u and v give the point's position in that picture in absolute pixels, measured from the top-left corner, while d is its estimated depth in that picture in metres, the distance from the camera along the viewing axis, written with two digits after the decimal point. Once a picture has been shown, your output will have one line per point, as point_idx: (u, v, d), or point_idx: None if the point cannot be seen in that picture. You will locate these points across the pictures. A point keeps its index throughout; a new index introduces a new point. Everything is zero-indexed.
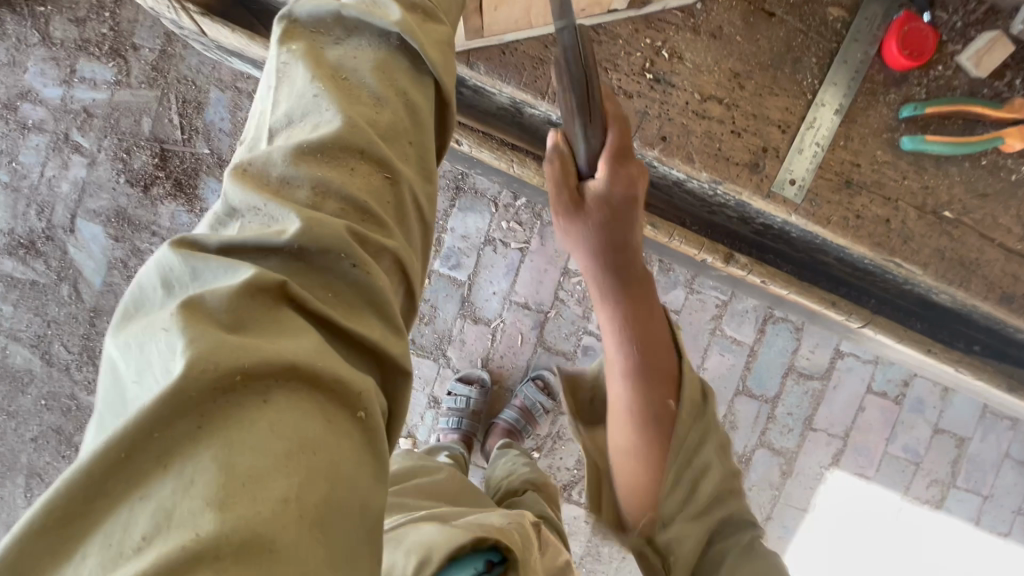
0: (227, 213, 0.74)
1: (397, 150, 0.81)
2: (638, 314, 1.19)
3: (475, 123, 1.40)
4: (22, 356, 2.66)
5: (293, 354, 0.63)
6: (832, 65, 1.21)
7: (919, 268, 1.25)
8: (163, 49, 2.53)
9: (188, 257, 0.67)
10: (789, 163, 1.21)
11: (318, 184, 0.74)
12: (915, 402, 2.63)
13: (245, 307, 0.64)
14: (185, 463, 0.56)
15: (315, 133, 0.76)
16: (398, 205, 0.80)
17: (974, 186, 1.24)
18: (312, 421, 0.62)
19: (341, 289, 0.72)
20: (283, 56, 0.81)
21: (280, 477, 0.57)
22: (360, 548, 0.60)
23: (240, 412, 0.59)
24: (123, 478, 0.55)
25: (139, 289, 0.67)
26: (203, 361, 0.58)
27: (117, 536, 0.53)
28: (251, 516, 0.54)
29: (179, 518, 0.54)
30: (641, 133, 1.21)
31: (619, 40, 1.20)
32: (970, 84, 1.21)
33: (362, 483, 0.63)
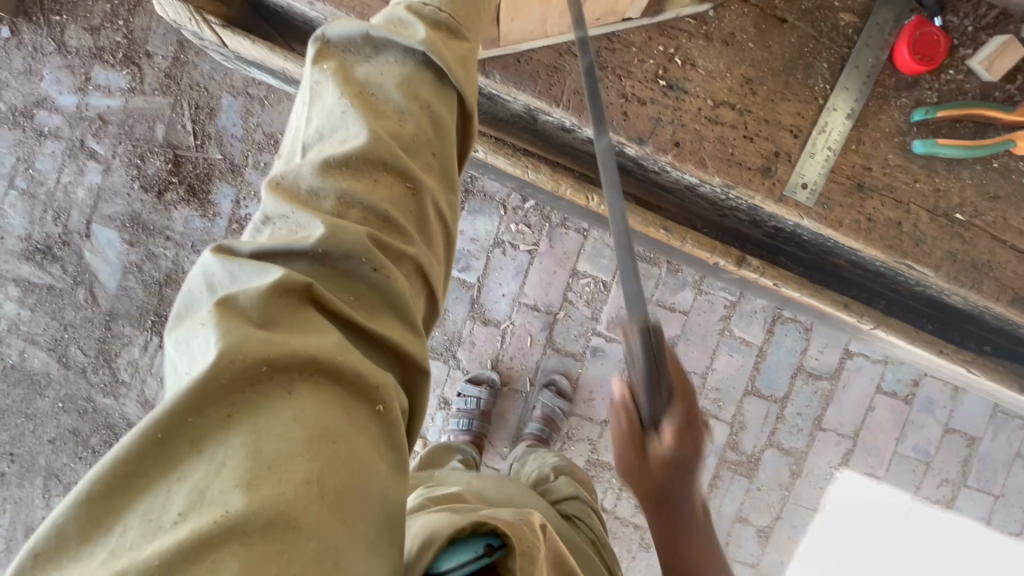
0: (262, 222, 0.76)
1: (419, 162, 0.85)
2: (699, 473, 0.98)
3: (489, 130, 1.42)
4: (40, 359, 2.71)
5: (317, 350, 0.66)
6: (843, 70, 1.23)
7: (931, 270, 1.26)
8: (176, 57, 2.56)
9: (228, 262, 0.70)
10: (801, 168, 1.23)
11: (344, 195, 0.77)
12: (925, 401, 2.64)
13: (271, 305, 0.66)
14: (216, 446, 0.58)
15: (343, 146, 0.79)
16: (420, 215, 0.83)
17: (985, 189, 1.25)
18: (334, 411, 0.64)
19: (364, 291, 0.75)
20: (315, 74, 0.83)
21: (304, 461, 0.60)
22: (375, 530, 0.63)
23: (267, 401, 0.62)
24: (158, 460, 0.58)
25: (189, 293, 0.70)
26: (233, 353, 0.61)
27: (152, 514, 0.55)
28: (277, 496, 0.57)
29: (210, 498, 0.56)
30: (654, 138, 1.22)
31: (632, 48, 1.22)
32: (981, 87, 1.22)
33: (378, 470, 0.66)
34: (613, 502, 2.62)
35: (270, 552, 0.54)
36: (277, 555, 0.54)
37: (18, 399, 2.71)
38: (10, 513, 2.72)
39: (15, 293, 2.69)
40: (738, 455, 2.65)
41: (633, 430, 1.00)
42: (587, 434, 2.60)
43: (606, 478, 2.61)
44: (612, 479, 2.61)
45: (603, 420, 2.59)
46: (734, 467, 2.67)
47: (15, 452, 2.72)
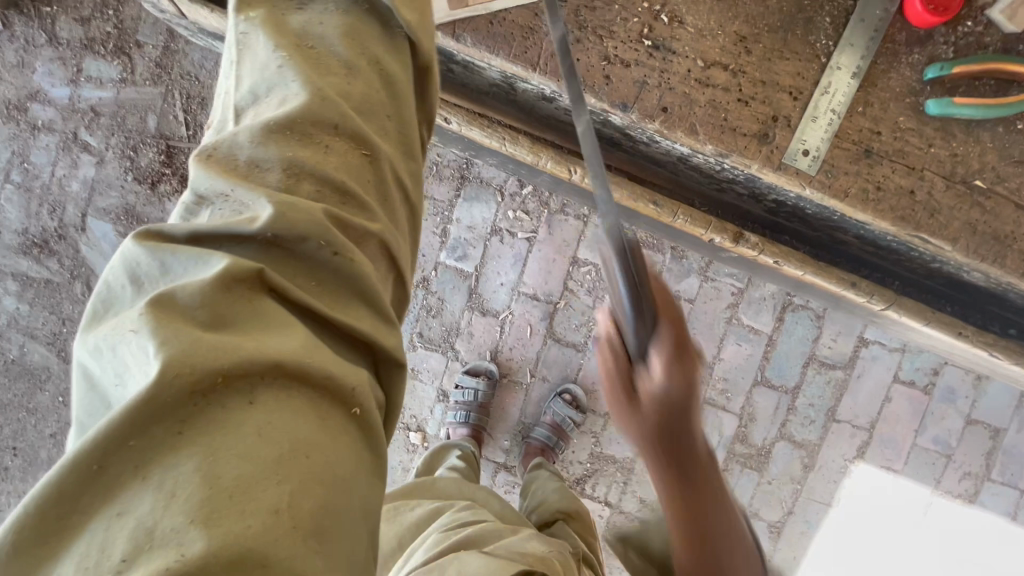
0: (194, 202, 0.64)
1: (374, 124, 0.74)
2: (694, 409, 0.93)
3: (469, 103, 1.35)
4: (39, 354, 2.70)
5: (280, 351, 0.56)
6: (847, 24, 1.11)
7: (948, 243, 1.15)
8: (166, 46, 2.51)
9: (157, 250, 0.59)
10: (801, 133, 1.12)
11: (291, 166, 0.66)
12: (946, 391, 2.50)
13: (221, 301, 0.57)
14: (164, 473, 0.50)
15: (282, 107, 0.68)
16: (380, 185, 0.72)
17: (1009, 152, 1.13)
18: (302, 422, 0.56)
19: (326, 277, 0.64)
20: (241, 25, 0.73)
21: (272, 485, 0.52)
22: (359, 554, 0.56)
23: (224, 416, 0.53)
24: (96, 493, 0.49)
25: (106, 287, 0.59)
26: (180, 365, 0.52)
27: (91, 560, 0.47)
28: (241, 531, 0.48)
29: (159, 538, 0.47)
30: (640, 104, 1.13)
31: (614, 6, 1.12)
32: (1003, 40, 1.11)
33: (359, 485, 0.58)
34: (617, 498, 2.53)
35: None
36: None
37: (19, 394, 2.71)
38: (14, 507, 2.73)
39: (14, 287, 2.68)
40: (748, 448, 2.55)
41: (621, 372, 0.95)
42: (590, 427, 2.51)
43: (610, 472, 2.52)
44: (616, 473, 2.52)
45: (606, 413, 2.51)
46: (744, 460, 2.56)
47: (17, 446, 2.72)
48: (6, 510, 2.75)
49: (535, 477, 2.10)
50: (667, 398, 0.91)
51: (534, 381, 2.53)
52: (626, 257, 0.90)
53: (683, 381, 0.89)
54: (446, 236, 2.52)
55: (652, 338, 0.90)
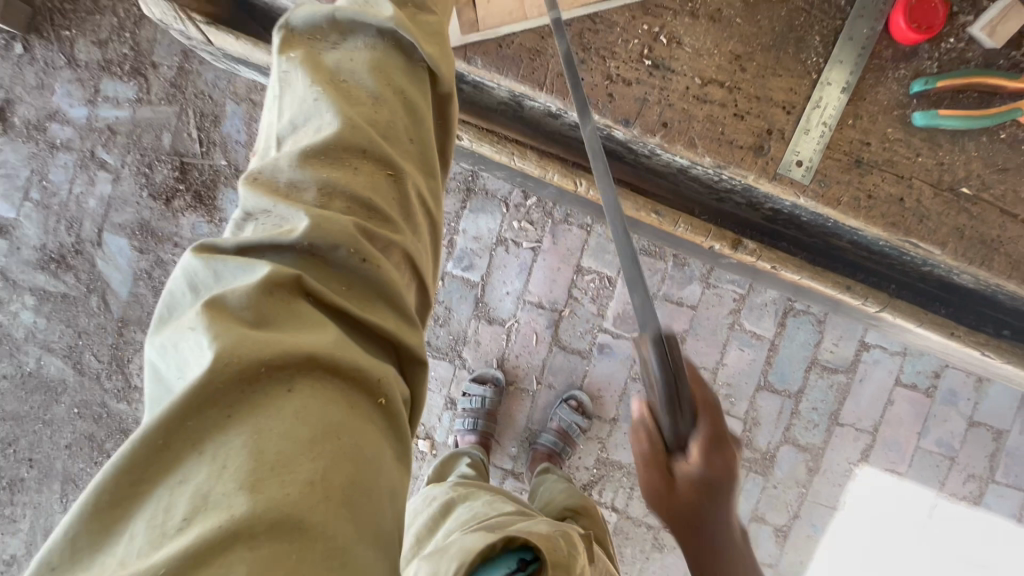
0: (242, 218, 0.71)
1: (398, 149, 0.80)
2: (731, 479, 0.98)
3: (478, 119, 1.42)
4: (56, 366, 2.76)
5: (315, 345, 0.62)
6: (836, 42, 1.18)
7: (937, 247, 1.20)
8: (181, 67, 2.60)
9: (209, 260, 0.65)
10: (795, 145, 1.19)
11: (325, 186, 0.72)
12: (947, 394, 2.54)
13: (263, 301, 0.63)
14: (217, 447, 0.56)
15: (318, 135, 0.74)
16: (404, 202, 0.78)
17: (992, 161, 1.19)
18: (335, 407, 0.62)
19: (356, 282, 0.71)
20: (283, 64, 0.80)
21: (308, 460, 0.57)
22: (386, 526, 0.61)
23: (266, 400, 0.59)
24: (159, 464, 0.55)
25: (172, 295, 0.65)
26: (228, 355, 0.58)
27: (158, 519, 0.53)
28: (281, 497, 0.54)
29: (214, 502, 0.53)
30: (642, 120, 1.20)
31: (616, 28, 1.19)
32: (984, 55, 1.17)
33: (384, 466, 0.64)
34: (624, 503, 2.57)
35: (278, 554, 0.52)
36: (286, 558, 0.52)
37: (35, 406, 2.77)
38: (30, 518, 2.77)
39: (32, 302, 2.75)
40: (753, 452, 2.58)
41: (654, 450, 0.99)
42: (596, 433, 2.55)
43: (617, 477, 2.56)
44: (622, 478, 2.56)
45: (612, 418, 2.55)
46: (748, 464, 2.60)
47: (33, 458, 2.77)
48: (22, 521, 2.79)
49: (542, 481, 2.13)
50: (703, 479, 0.96)
51: (540, 387, 2.58)
52: (664, 352, 0.95)
53: (718, 468, 0.96)
54: (453, 247, 2.58)
55: (689, 428, 0.96)
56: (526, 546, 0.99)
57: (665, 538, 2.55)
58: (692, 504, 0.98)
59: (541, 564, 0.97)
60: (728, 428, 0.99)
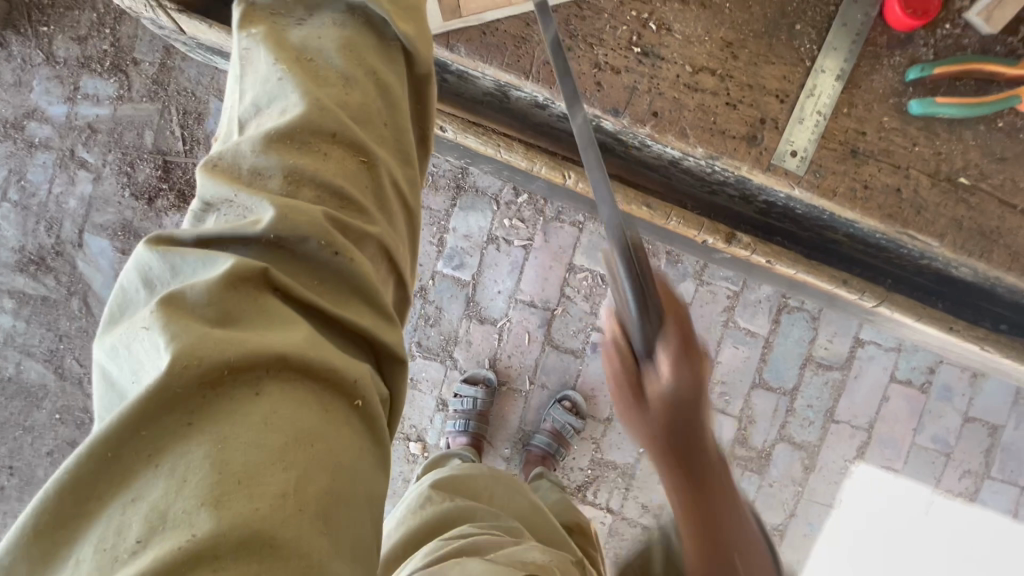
0: (202, 209, 0.67)
1: (372, 133, 0.75)
2: (706, 411, 0.95)
3: (463, 111, 1.37)
4: (36, 371, 2.69)
5: (284, 345, 0.57)
6: (830, 29, 1.15)
7: (935, 239, 1.17)
8: (162, 63, 2.54)
9: (167, 253, 0.60)
10: (789, 134, 1.15)
11: (292, 172, 0.67)
12: (942, 390, 2.52)
13: (227, 299, 0.58)
14: (176, 459, 0.51)
15: (282, 117, 0.69)
16: (377, 191, 0.73)
17: (991, 150, 1.16)
18: (307, 412, 0.56)
19: (326, 276, 0.65)
20: (243, 41, 0.75)
21: (277, 472, 0.52)
22: (365, 540, 0.57)
23: (230, 406, 0.54)
24: (113, 478, 0.51)
25: (123, 292, 0.60)
26: (187, 357, 0.53)
27: (109, 540, 0.49)
28: (249, 513, 0.49)
29: (172, 520, 0.49)
30: (631, 109, 1.16)
31: (604, 15, 1.15)
32: (981, 42, 1.14)
33: (363, 475, 0.59)
34: (619, 504, 2.53)
35: None
36: None
37: (15, 412, 2.70)
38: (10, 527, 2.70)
39: (10, 305, 2.68)
40: (749, 451, 2.55)
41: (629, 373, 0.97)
42: (590, 433, 2.51)
43: (612, 478, 2.52)
44: (617, 479, 2.52)
45: (606, 418, 2.51)
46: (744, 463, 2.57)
47: (13, 465, 2.70)
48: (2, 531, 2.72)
49: (535, 488, 2.09)
50: (679, 397, 0.93)
51: (533, 388, 2.53)
52: (627, 256, 0.96)
53: (692, 378, 0.92)
54: (442, 246, 2.53)
55: (658, 335, 0.93)
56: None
57: None
58: (669, 428, 0.95)
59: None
60: (705, 351, 0.96)
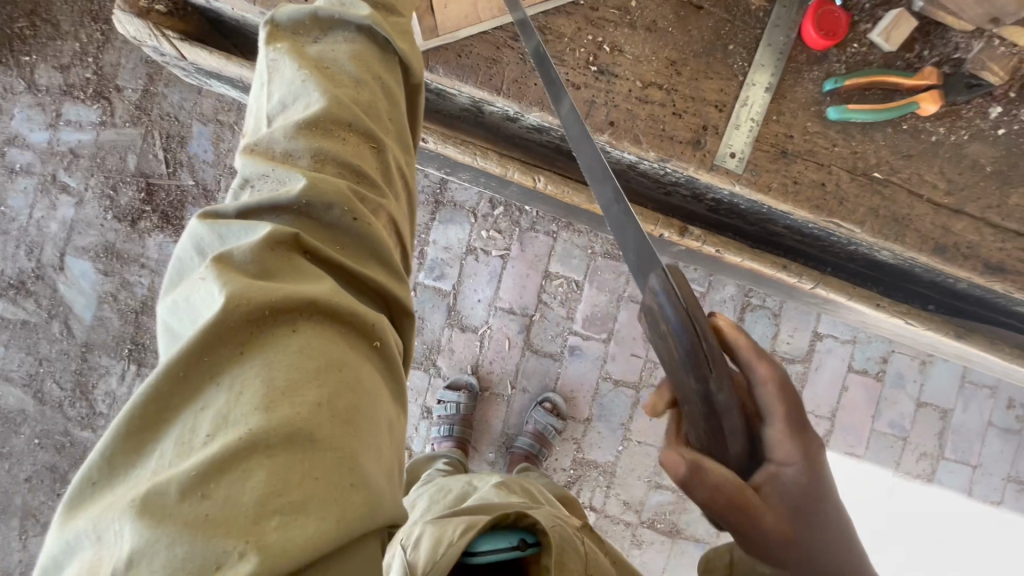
0: (240, 186, 0.78)
1: (379, 125, 0.88)
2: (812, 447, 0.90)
3: (442, 126, 1.52)
4: (15, 397, 2.68)
5: (315, 292, 0.69)
6: (758, 48, 1.33)
7: (857, 226, 1.35)
8: (146, 89, 2.63)
9: (217, 225, 0.71)
10: (728, 139, 1.32)
11: (318, 153, 0.79)
12: (895, 377, 2.72)
13: (266, 257, 0.69)
14: (233, 377, 0.62)
15: (306, 111, 0.81)
16: (385, 170, 0.86)
17: (899, 149, 1.35)
18: (335, 345, 0.68)
19: (347, 241, 0.78)
20: (270, 54, 0.86)
21: (315, 386, 0.64)
22: (385, 451, 0.69)
23: (272, 339, 0.65)
24: (180, 394, 0.61)
25: (180, 262, 0.71)
26: (239, 297, 0.64)
27: (182, 438, 0.59)
28: (293, 415, 0.60)
29: (233, 421, 0.59)
30: (591, 120, 1.32)
31: (564, 39, 1.32)
32: (883, 58, 1.34)
33: (380, 398, 0.71)
34: (602, 501, 2.63)
35: (294, 462, 0.59)
36: (301, 465, 0.59)
37: None
38: None
39: None
40: None
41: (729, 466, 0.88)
42: (571, 433, 2.62)
43: (594, 476, 2.63)
44: (599, 477, 2.62)
45: (586, 418, 2.63)
46: None
47: None
48: None
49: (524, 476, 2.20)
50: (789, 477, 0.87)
51: (515, 392, 2.64)
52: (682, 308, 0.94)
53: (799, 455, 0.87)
54: (424, 258, 2.66)
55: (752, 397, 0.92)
56: (531, 529, 1.04)
57: (643, 533, 2.62)
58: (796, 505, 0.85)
59: (542, 548, 1.03)
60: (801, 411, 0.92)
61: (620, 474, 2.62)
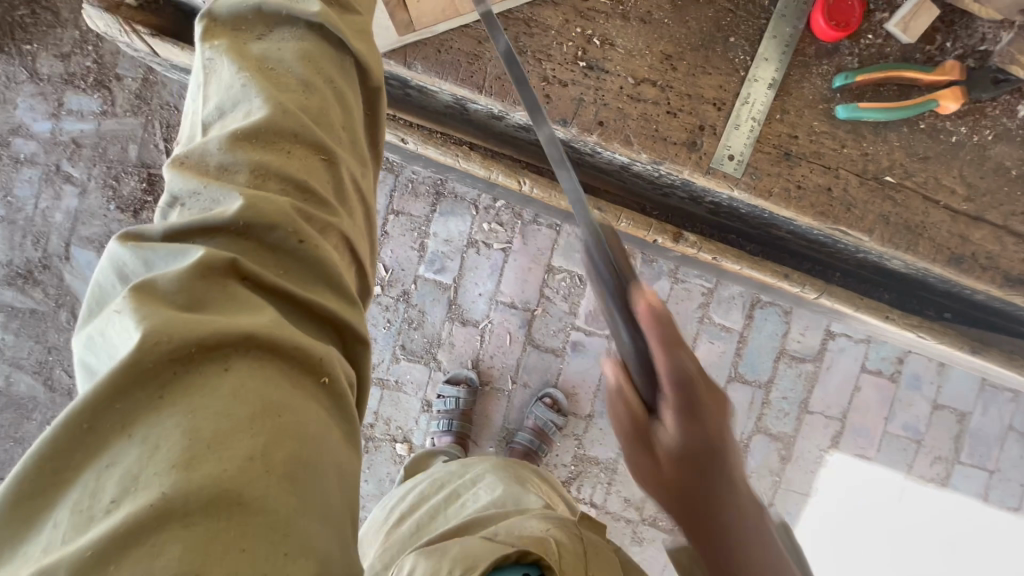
0: (169, 203, 0.74)
1: (330, 134, 0.82)
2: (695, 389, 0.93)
3: (430, 124, 1.45)
4: (26, 384, 2.72)
5: (251, 326, 0.65)
6: (762, 40, 1.23)
7: (865, 234, 1.26)
8: (145, 78, 2.60)
9: (140, 249, 0.68)
10: (726, 140, 1.24)
11: (257, 167, 0.74)
12: (911, 378, 2.61)
13: (197, 287, 0.65)
14: (150, 428, 0.58)
15: (246, 120, 0.76)
16: (337, 184, 0.81)
17: (914, 150, 1.25)
18: (273, 388, 0.64)
19: (292, 264, 0.73)
20: (207, 53, 0.81)
21: (246, 437, 0.60)
22: (333, 504, 0.64)
23: (199, 381, 0.61)
24: (85, 448, 0.58)
25: (98, 287, 0.68)
26: (159, 336, 0.60)
27: (86, 503, 0.55)
28: (218, 473, 0.57)
29: (145, 481, 0.56)
30: (578, 119, 1.24)
31: (551, 32, 1.23)
32: (901, 50, 1.23)
33: (328, 443, 0.67)
34: (602, 498, 2.59)
35: (215, 529, 0.55)
36: (223, 532, 0.55)
37: (5, 424, 2.72)
38: None
39: None
40: None
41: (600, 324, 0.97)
42: (572, 429, 2.58)
43: (594, 473, 2.59)
44: (600, 474, 2.59)
45: (587, 415, 2.58)
46: None
47: (4, 476, 2.73)
48: None
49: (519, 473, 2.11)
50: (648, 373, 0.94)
51: (515, 387, 2.60)
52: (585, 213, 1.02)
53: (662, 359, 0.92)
54: (423, 250, 2.60)
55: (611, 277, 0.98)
56: (534, 564, 0.91)
57: (643, 531, 2.59)
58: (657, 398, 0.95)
59: None
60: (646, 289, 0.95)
61: (621, 472, 2.58)
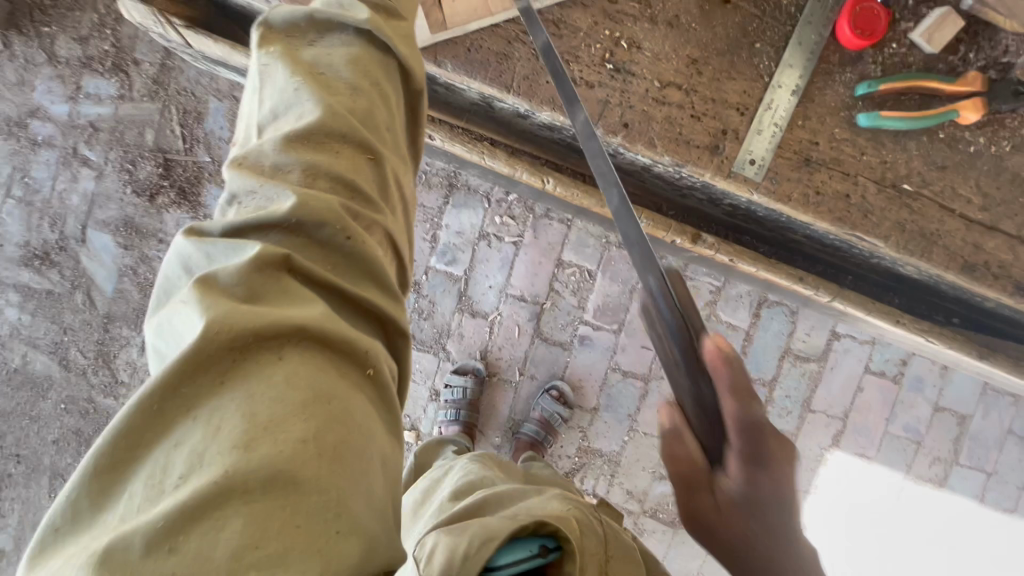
0: (228, 201, 0.77)
1: (376, 135, 0.85)
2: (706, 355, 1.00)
3: (454, 120, 1.48)
4: (42, 363, 2.76)
5: (304, 318, 0.68)
6: (786, 47, 1.25)
7: (880, 241, 1.29)
8: (163, 64, 2.61)
9: (200, 245, 0.71)
10: (748, 145, 1.26)
11: (309, 168, 0.77)
12: (913, 380, 2.64)
13: (254, 280, 0.68)
14: (213, 409, 0.62)
15: (299, 122, 0.79)
16: (382, 184, 0.84)
17: (932, 159, 1.27)
18: (324, 375, 0.67)
19: (340, 260, 0.76)
20: (262, 59, 0.84)
21: (300, 421, 0.63)
22: (376, 489, 0.68)
23: (256, 367, 0.65)
24: (153, 427, 0.61)
25: (167, 279, 0.72)
26: (221, 324, 0.64)
27: (156, 478, 0.59)
28: (276, 455, 0.60)
29: (209, 460, 0.59)
30: (604, 121, 1.26)
31: (579, 33, 1.25)
32: (924, 60, 1.25)
33: (373, 431, 0.70)
34: (604, 489, 2.64)
35: (274, 509, 0.58)
36: (281, 511, 0.58)
37: (21, 402, 2.77)
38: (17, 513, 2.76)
39: (16, 299, 2.74)
40: None
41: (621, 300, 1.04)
42: (578, 421, 2.62)
43: (598, 465, 2.64)
44: (603, 465, 2.63)
45: (593, 408, 2.63)
46: None
47: (20, 453, 2.77)
48: (10, 517, 2.79)
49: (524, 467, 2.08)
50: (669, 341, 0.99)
51: (523, 378, 2.64)
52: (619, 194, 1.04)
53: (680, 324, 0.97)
54: (435, 242, 2.63)
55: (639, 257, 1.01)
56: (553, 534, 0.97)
57: (644, 522, 2.64)
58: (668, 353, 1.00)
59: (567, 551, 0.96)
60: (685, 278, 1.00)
61: (625, 464, 2.63)
